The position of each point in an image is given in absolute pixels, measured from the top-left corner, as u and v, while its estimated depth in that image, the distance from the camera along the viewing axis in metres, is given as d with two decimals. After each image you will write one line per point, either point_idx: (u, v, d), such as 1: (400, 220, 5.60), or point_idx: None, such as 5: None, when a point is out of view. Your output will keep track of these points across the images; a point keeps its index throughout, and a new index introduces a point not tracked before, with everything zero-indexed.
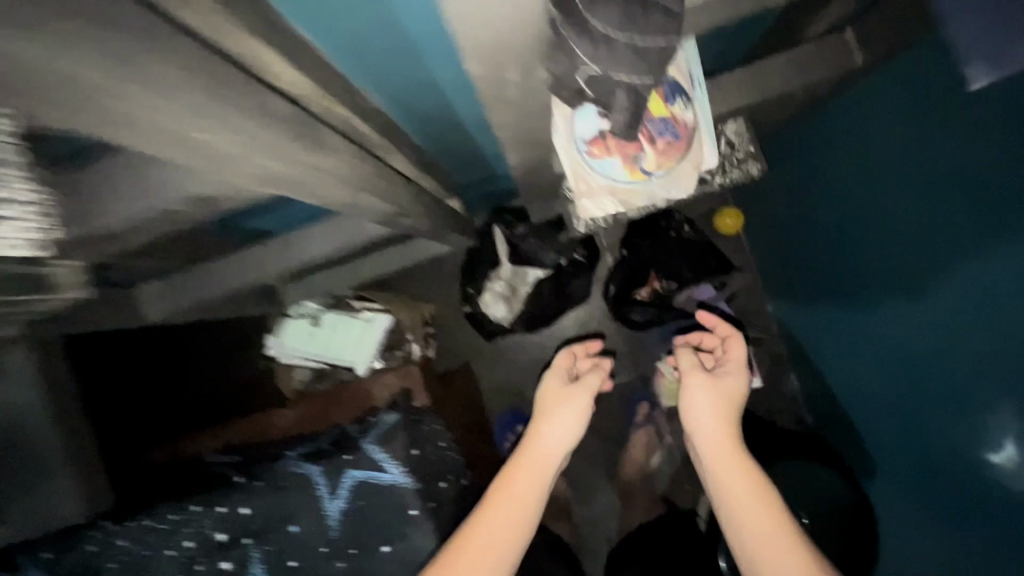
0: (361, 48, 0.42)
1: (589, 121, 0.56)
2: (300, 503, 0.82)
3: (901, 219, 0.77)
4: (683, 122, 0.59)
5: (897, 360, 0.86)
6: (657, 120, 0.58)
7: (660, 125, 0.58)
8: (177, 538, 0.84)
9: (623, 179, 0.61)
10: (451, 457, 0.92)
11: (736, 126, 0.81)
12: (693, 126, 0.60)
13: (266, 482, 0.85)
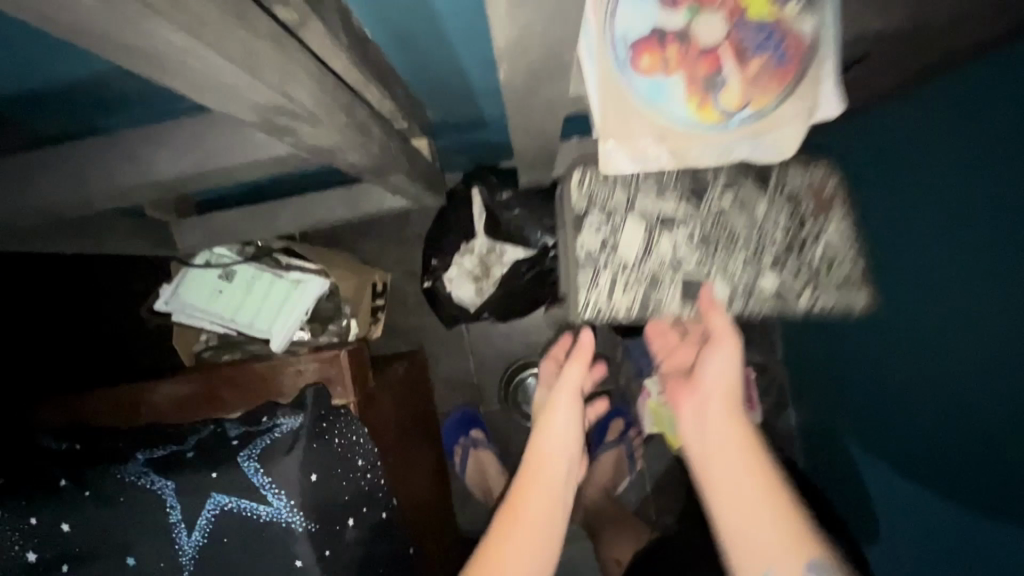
0: None
1: (641, 5, 0.36)
2: (146, 529, 0.59)
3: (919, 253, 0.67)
4: (796, 36, 0.39)
5: (911, 394, 0.73)
6: (755, 25, 0.39)
7: (758, 34, 0.39)
8: None
9: (690, 122, 0.41)
10: (372, 481, 0.68)
11: (837, 229, 0.77)
12: (811, 43, 0.39)
13: (100, 494, 0.60)
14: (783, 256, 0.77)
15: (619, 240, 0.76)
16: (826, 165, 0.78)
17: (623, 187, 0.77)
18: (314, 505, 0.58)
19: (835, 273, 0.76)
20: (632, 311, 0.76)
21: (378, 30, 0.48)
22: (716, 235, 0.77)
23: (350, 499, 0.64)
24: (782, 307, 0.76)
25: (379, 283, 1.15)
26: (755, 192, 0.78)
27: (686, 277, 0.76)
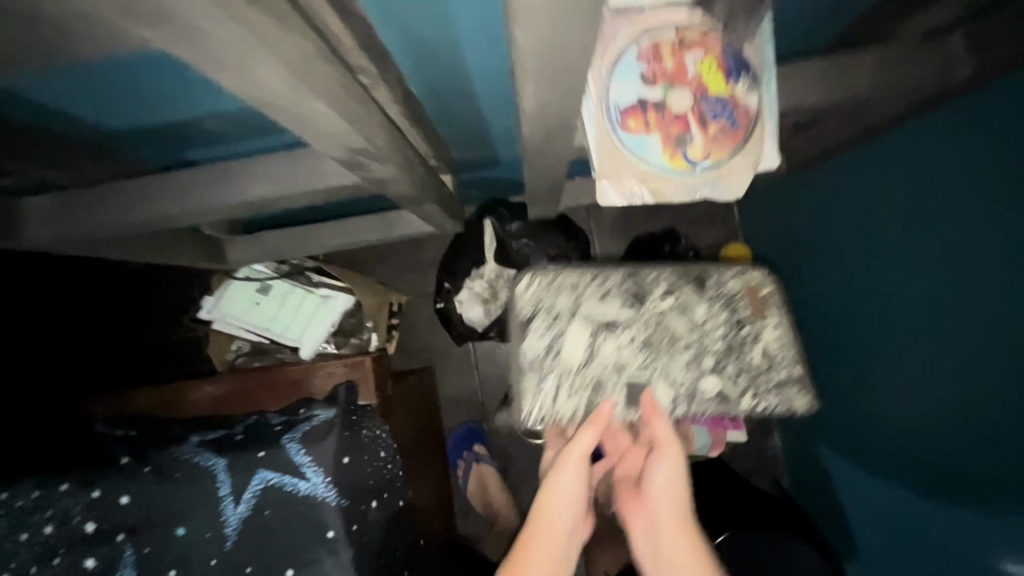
0: None
1: (628, 81, 0.50)
2: (196, 502, 0.67)
3: (876, 270, 0.77)
4: (744, 107, 0.51)
5: (890, 400, 0.79)
6: (713, 100, 0.51)
7: (716, 105, 0.51)
8: (36, 523, 0.70)
9: (664, 169, 0.51)
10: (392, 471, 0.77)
11: (777, 334, 0.69)
12: (755, 114, 0.51)
13: (157, 469, 0.69)
14: (724, 358, 0.67)
15: (562, 343, 0.67)
16: (755, 269, 0.71)
17: (574, 287, 0.69)
18: (346, 483, 0.68)
19: (767, 376, 0.67)
20: (576, 419, 0.65)
21: (422, 89, 0.60)
22: (659, 336, 0.67)
23: (374, 484, 0.72)
24: (721, 411, 0.66)
25: (396, 303, 1.26)
26: (693, 293, 0.69)
27: (629, 383, 0.66)
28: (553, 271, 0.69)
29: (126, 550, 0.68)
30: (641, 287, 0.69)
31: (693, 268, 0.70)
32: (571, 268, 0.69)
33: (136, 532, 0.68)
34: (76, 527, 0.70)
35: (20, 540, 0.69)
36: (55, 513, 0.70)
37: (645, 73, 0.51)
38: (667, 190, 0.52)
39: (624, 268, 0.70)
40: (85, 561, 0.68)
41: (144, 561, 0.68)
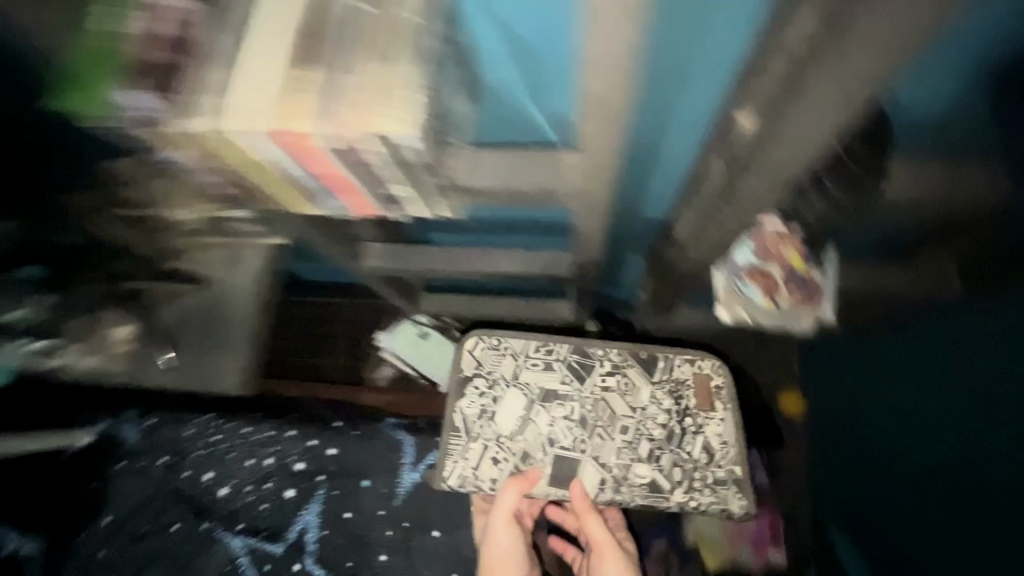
0: (642, 159, 0.68)
1: (744, 254, 0.82)
2: (380, 465, 0.98)
3: (923, 395, 0.72)
4: (814, 281, 0.83)
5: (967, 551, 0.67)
6: (795, 273, 0.83)
7: (797, 277, 0.83)
8: (263, 454, 1.01)
9: (758, 301, 0.84)
10: None
11: (716, 428, 0.86)
12: (820, 286, 0.83)
13: (360, 434, 1.01)
14: (660, 448, 0.84)
15: (496, 406, 0.85)
16: (705, 356, 0.88)
17: (512, 355, 0.87)
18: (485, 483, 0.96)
19: (711, 471, 0.84)
20: (496, 483, 0.84)
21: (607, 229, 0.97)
22: (596, 416, 0.85)
23: None
24: (657, 502, 0.83)
25: None
26: (641, 379, 0.87)
27: (556, 456, 0.84)
28: (497, 337, 0.88)
29: (320, 489, 0.98)
30: (582, 364, 0.86)
31: (638, 348, 0.88)
32: (516, 338, 0.88)
33: (332, 477, 0.99)
34: (289, 465, 1.00)
35: (252, 463, 1.01)
36: (276, 451, 1.01)
37: (755, 250, 0.81)
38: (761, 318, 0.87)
39: (571, 345, 0.87)
40: (290, 491, 0.98)
41: (330, 501, 0.97)
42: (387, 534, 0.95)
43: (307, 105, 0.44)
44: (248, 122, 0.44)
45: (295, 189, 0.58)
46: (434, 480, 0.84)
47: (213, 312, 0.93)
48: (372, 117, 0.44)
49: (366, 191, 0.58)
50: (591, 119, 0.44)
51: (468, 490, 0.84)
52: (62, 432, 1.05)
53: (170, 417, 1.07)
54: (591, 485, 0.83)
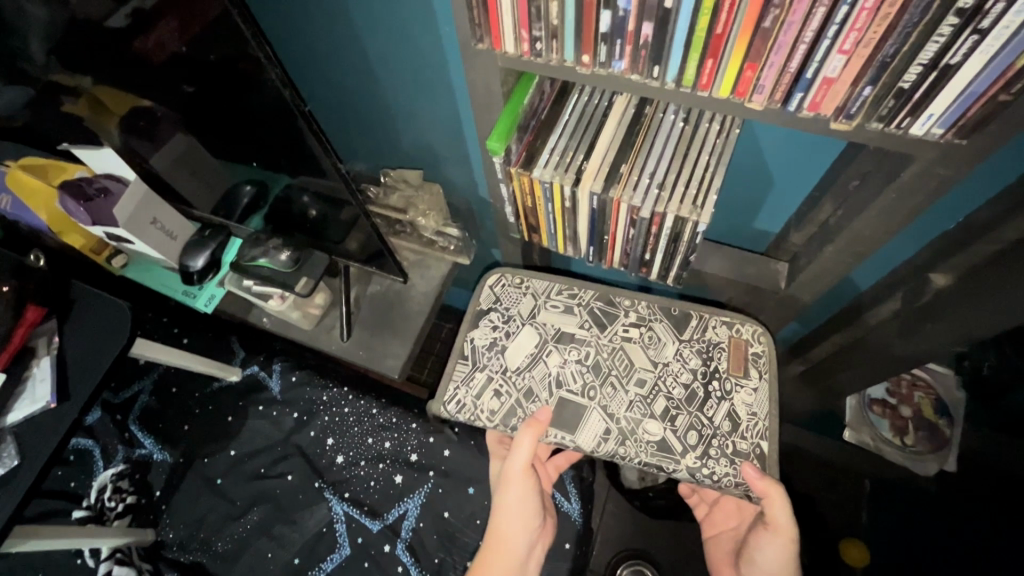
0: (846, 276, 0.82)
1: (879, 389, 0.96)
2: (484, 476, 1.10)
3: None
4: (943, 433, 0.92)
5: None
6: (925, 419, 0.94)
7: (925, 422, 0.94)
8: (383, 436, 1.15)
9: (885, 431, 0.95)
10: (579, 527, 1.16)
11: (747, 397, 0.73)
12: (949, 439, 0.92)
13: (474, 444, 1.13)
14: (678, 408, 0.72)
15: (508, 340, 0.78)
16: (743, 322, 0.76)
17: (533, 295, 0.80)
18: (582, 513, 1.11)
19: (734, 441, 0.71)
20: (496, 416, 0.74)
21: None
22: (611, 366, 0.75)
23: (569, 533, 1.14)
24: (665, 463, 0.70)
25: None
26: (668, 334, 0.77)
27: (561, 399, 0.74)
28: (521, 275, 0.81)
29: (427, 484, 1.10)
30: (606, 312, 0.78)
31: (669, 303, 0.78)
32: (540, 279, 0.81)
33: (440, 475, 1.11)
34: (404, 452, 1.14)
35: (373, 442, 1.14)
36: (394, 437, 1.15)
37: (889, 388, 0.96)
38: (885, 452, 0.96)
39: (598, 291, 0.79)
40: (399, 476, 1.11)
41: (433, 495, 1.10)
42: (478, 541, 1.05)
43: (627, 179, 0.58)
44: (590, 182, 0.58)
45: (558, 237, 0.70)
46: (434, 403, 0.76)
47: (396, 307, 1.11)
48: (679, 202, 0.57)
49: (619, 257, 0.69)
50: (829, 251, 0.58)
51: (467, 421, 0.75)
52: (225, 365, 1.22)
53: (310, 379, 1.23)
54: (592, 440, 0.72)
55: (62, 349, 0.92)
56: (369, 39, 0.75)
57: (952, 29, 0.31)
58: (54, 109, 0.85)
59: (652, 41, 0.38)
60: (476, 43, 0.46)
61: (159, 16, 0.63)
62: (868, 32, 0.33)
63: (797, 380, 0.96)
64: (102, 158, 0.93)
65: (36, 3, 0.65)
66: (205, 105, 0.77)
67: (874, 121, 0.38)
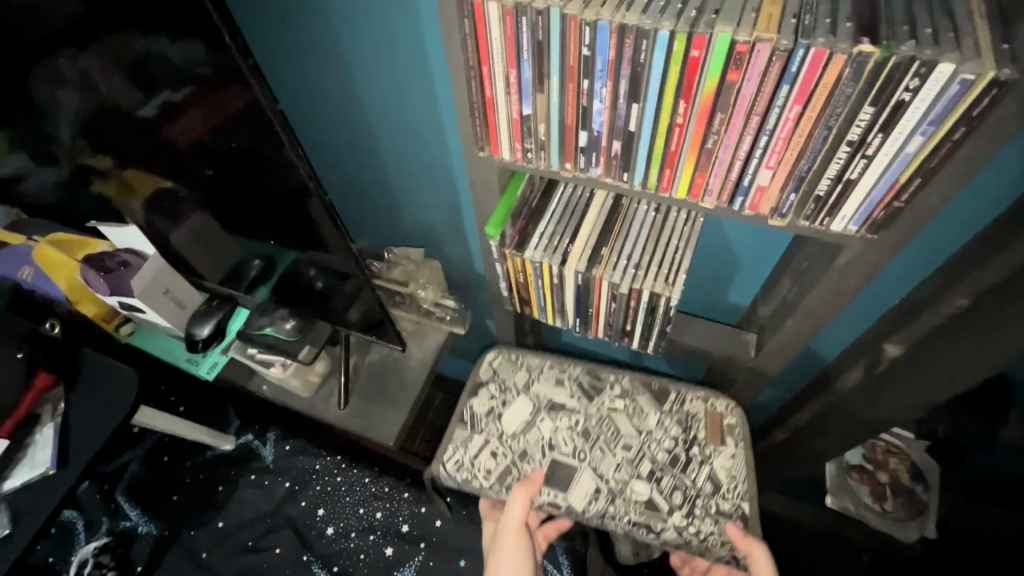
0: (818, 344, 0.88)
1: (853, 454, 1.00)
2: (475, 547, 1.10)
3: None
4: (920, 498, 0.95)
5: None
6: (902, 484, 0.97)
7: (901, 488, 0.96)
8: (374, 507, 1.15)
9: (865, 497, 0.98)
10: None
11: (726, 462, 0.78)
12: (926, 504, 0.94)
13: (465, 514, 1.13)
14: (662, 470, 0.77)
15: (504, 408, 0.83)
16: (717, 396, 0.82)
17: (527, 369, 0.86)
18: None
19: (717, 502, 0.75)
20: (492, 476, 0.79)
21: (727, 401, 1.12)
22: (599, 432, 0.80)
23: None
24: (652, 521, 0.74)
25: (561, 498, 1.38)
26: (650, 404, 0.82)
27: (553, 462, 0.79)
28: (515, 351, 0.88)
29: (418, 556, 1.10)
30: (594, 384, 0.84)
31: (649, 377, 0.84)
32: (533, 354, 0.87)
33: (432, 547, 1.11)
34: (395, 523, 1.13)
35: (364, 512, 1.14)
36: (386, 507, 1.15)
37: (864, 453, 1.00)
38: (868, 519, 0.98)
39: (585, 366, 0.85)
40: (389, 548, 1.11)
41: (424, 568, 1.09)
42: None
43: (608, 261, 0.66)
44: (575, 263, 0.66)
45: (547, 309, 0.77)
46: (434, 463, 0.81)
47: (393, 375, 1.15)
48: (653, 280, 0.65)
49: (603, 327, 0.76)
50: (789, 323, 0.65)
51: (464, 480, 0.80)
52: (219, 434, 1.23)
53: (302, 448, 1.24)
54: (583, 499, 0.76)
55: (67, 414, 0.94)
56: (380, 134, 0.86)
57: (846, 155, 0.40)
58: (87, 190, 0.93)
59: (621, 155, 0.48)
60: (478, 151, 0.55)
61: (183, 108, 0.71)
62: (785, 153, 0.41)
63: (779, 447, 1.00)
64: (125, 235, 1.00)
65: (72, 94, 0.74)
66: (223, 187, 0.85)
67: (802, 219, 0.47)
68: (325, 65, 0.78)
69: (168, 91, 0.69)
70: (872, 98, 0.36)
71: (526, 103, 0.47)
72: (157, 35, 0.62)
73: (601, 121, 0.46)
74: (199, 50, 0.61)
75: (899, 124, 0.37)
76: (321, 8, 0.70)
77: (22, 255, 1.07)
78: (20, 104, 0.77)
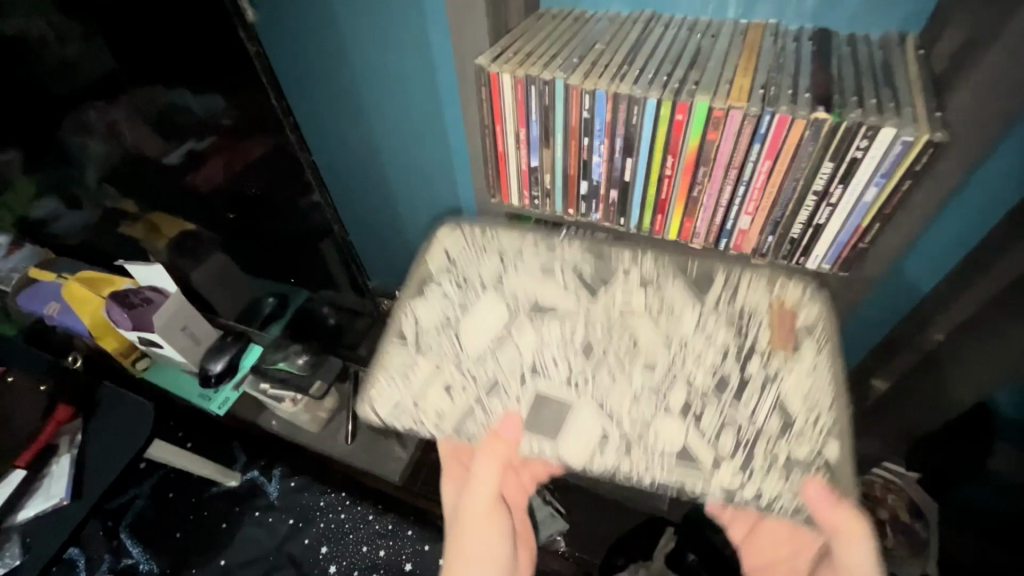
0: None
1: None
2: None
3: None
4: None
5: None
6: None
7: None
8: (377, 544, 1.15)
9: None
10: None
11: (798, 380, 0.49)
12: None
13: None
14: (703, 398, 0.49)
15: (464, 316, 0.57)
16: (787, 280, 0.53)
17: (497, 254, 0.60)
18: None
19: (785, 447, 0.47)
20: (442, 420, 0.51)
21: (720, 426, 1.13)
22: (604, 342, 0.53)
23: None
24: (690, 481, 0.46)
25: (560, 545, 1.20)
26: (684, 295, 0.54)
27: (539, 393, 0.51)
28: (482, 229, 0.62)
29: None
30: (597, 272, 0.57)
31: (683, 256, 0.55)
32: (508, 233, 0.61)
33: None
34: (398, 560, 1.13)
35: (367, 549, 1.15)
36: (388, 545, 1.15)
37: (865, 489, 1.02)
38: None
39: (584, 245, 0.58)
40: None
41: None
42: None
43: None
44: None
45: None
46: (361, 406, 0.53)
47: None
48: None
49: None
50: None
51: (408, 430, 0.52)
52: (225, 469, 1.24)
53: (306, 484, 1.25)
54: (581, 451, 0.48)
55: (84, 446, 0.97)
56: (397, 179, 0.95)
57: (814, 203, 0.45)
58: (113, 230, 0.99)
59: (618, 203, 0.54)
60: (490, 197, 0.61)
61: (206, 154, 0.77)
62: (762, 201, 0.47)
63: None
64: (153, 273, 1.05)
65: (101, 141, 0.80)
66: (242, 228, 0.90)
67: (781, 259, 0.52)
68: (357, 116, 0.86)
69: (192, 139, 0.75)
70: (831, 153, 0.42)
71: (534, 155, 0.54)
72: (181, 89, 0.68)
73: (599, 172, 0.52)
74: (217, 100, 0.68)
75: (855, 174, 0.42)
76: (352, 69, 0.79)
77: (48, 292, 1.11)
78: (56, 150, 0.83)
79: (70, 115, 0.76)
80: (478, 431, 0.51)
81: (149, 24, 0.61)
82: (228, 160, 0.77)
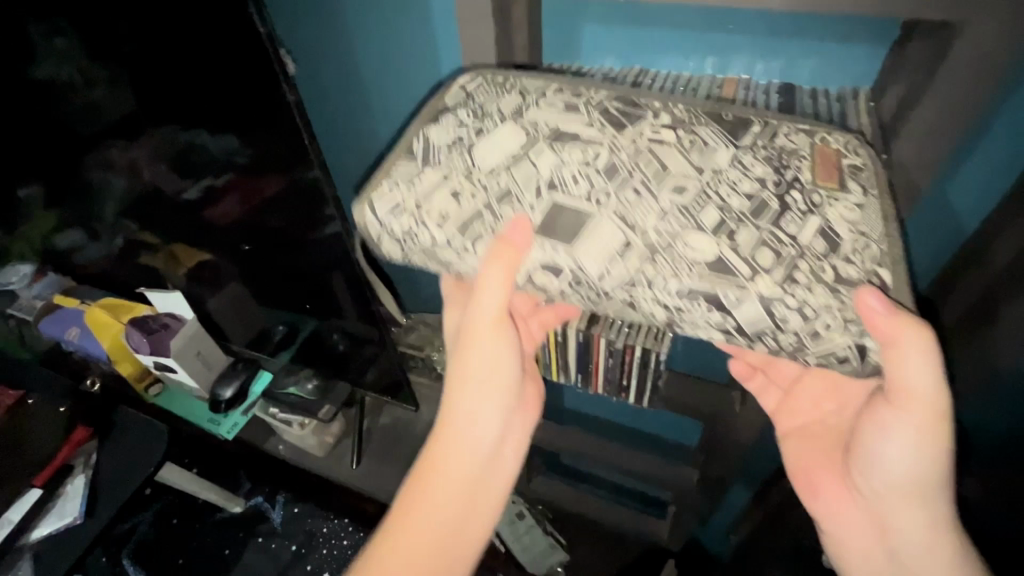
0: None
1: None
2: None
3: None
4: None
5: None
6: None
7: None
8: None
9: None
10: None
11: (848, 210, 0.46)
12: None
13: None
14: (739, 219, 0.46)
15: (479, 142, 0.53)
16: (829, 129, 0.51)
17: (520, 92, 0.56)
18: None
19: (834, 264, 0.44)
20: (450, 229, 0.50)
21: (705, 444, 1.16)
22: (631, 167, 0.50)
23: None
24: (720, 288, 0.44)
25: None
26: (719, 134, 0.51)
27: (555, 206, 0.49)
28: (504, 74, 0.58)
29: None
30: (626, 108, 0.53)
31: (718, 107, 0.53)
32: (531, 78, 0.57)
33: None
34: None
35: None
36: None
37: None
38: None
39: (612, 90, 0.55)
40: None
41: None
42: None
43: (605, 320, 0.77)
44: (576, 321, 0.77)
45: (551, 366, 0.86)
46: (362, 206, 0.53)
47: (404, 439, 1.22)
48: (643, 336, 0.76)
49: (602, 382, 0.84)
50: None
51: (410, 237, 0.51)
52: (230, 496, 1.27)
53: (307, 512, 1.27)
54: (599, 258, 0.47)
55: (98, 467, 1.00)
56: None
57: None
58: (130, 260, 1.05)
59: None
60: None
61: (224, 190, 0.84)
62: None
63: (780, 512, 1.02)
64: (172, 300, 1.10)
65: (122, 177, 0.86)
66: (256, 260, 0.96)
67: None
68: (378, 147, 0.95)
69: (210, 176, 0.82)
70: None
71: None
72: (200, 131, 0.75)
73: None
74: (233, 140, 0.75)
75: None
76: (370, 108, 0.89)
77: (70, 317, 1.15)
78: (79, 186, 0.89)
79: (94, 153, 0.82)
80: (489, 238, 0.49)
81: (173, 76, 0.68)
82: (243, 194, 0.83)
